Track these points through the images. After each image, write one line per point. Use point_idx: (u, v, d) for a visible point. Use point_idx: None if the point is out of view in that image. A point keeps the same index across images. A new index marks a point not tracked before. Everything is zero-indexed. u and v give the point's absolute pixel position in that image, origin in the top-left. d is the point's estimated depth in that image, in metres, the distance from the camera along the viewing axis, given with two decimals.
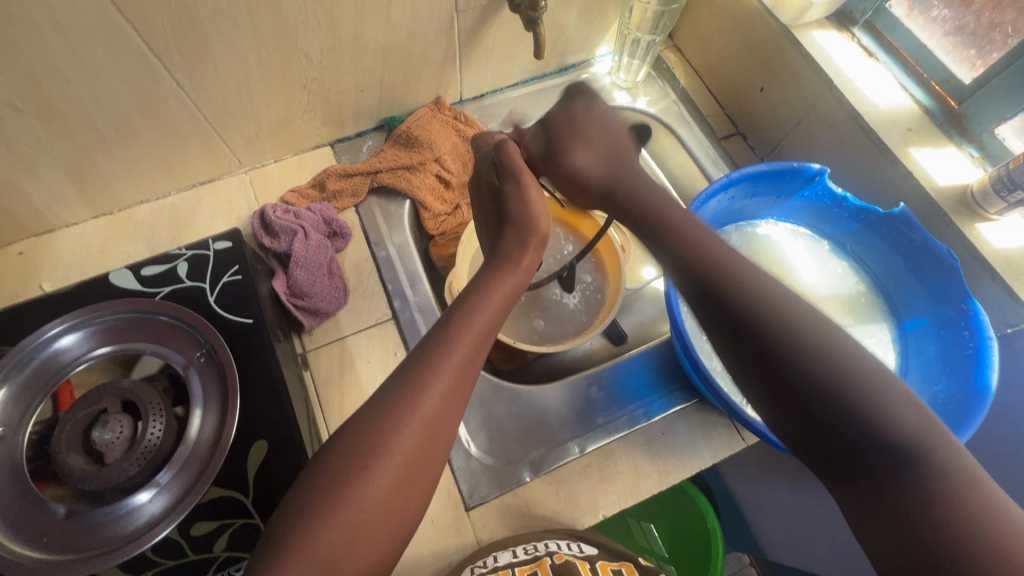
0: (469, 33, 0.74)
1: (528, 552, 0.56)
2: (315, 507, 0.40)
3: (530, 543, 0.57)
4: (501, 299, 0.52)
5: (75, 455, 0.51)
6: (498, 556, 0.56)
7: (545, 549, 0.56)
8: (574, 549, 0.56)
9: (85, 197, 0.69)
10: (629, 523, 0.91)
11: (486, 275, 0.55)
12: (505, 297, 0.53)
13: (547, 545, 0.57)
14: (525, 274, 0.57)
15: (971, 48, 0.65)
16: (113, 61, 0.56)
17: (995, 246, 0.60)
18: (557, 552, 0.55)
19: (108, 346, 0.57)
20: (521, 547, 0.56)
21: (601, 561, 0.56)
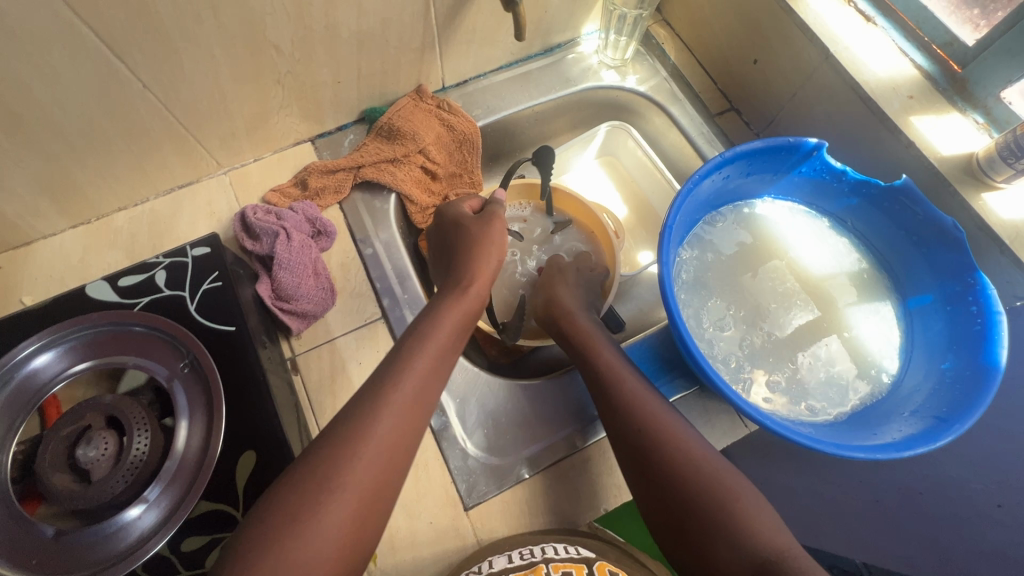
0: (447, 16, 0.70)
1: (524, 557, 0.55)
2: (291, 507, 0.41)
3: (526, 546, 0.55)
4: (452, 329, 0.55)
5: (60, 474, 0.50)
6: (494, 561, 0.54)
7: (542, 553, 0.55)
8: (569, 553, 0.55)
9: (60, 206, 0.68)
10: None
11: (436, 304, 0.57)
12: (454, 326, 0.55)
13: (544, 549, 0.55)
14: (474, 300, 0.58)
15: (975, 7, 0.61)
16: (71, 64, 0.53)
17: (1003, 217, 0.58)
18: (553, 558, 0.54)
19: (87, 362, 0.55)
20: (517, 552, 0.55)
21: (597, 564, 0.54)
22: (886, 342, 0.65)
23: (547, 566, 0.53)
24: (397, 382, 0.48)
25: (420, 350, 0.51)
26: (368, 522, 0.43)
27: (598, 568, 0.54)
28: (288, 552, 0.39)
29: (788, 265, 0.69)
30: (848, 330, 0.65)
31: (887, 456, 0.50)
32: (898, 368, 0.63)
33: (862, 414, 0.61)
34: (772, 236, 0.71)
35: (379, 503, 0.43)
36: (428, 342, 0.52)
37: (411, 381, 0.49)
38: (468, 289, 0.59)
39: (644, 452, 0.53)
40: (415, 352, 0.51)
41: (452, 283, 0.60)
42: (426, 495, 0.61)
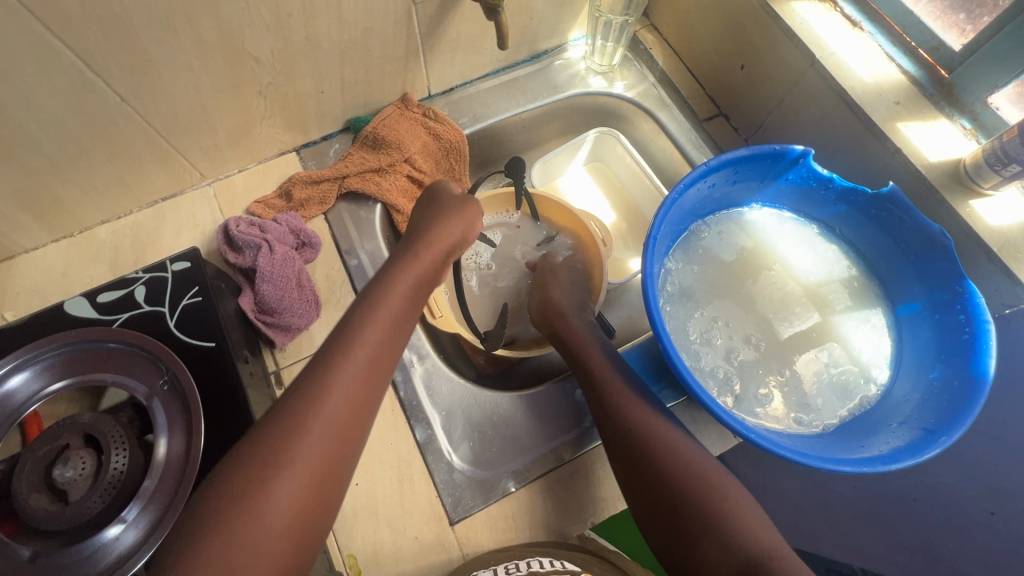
0: (430, 24, 0.70)
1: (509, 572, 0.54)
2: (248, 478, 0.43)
3: (512, 561, 0.55)
4: (401, 297, 0.54)
5: (36, 495, 0.49)
6: None
7: (527, 568, 0.54)
8: (554, 567, 0.54)
9: (41, 220, 0.67)
10: None
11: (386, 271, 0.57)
12: (404, 292, 0.55)
13: (529, 563, 0.54)
14: (424, 269, 0.58)
15: (961, 12, 0.60)
16: (47, 79, 0.53)
17: (991, 224, 0.57)
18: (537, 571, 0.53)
19: (63, 381, 0.54)
20: (501, 567, 0.54)
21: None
22: (875, 351, 0.64)
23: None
24: (337, 364, 0.48)
25: (363, 330, 0.50)
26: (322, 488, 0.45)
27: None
28: (243, 523, 0.41)
29: (776, 273, 0.69)
30: (837, 339, 0.65)
31: (873, 469, 0.50)
32: (887, 377, 0.62)
33: (851, 424, 0.60)
34: (759, 245, 0.70)
35: (327, 488, 0.45)
36: (372, 319, 0.51)
37: (354, 365, 0.48)
38: (418, 257, 0.58)
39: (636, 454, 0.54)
40: (358, 335, 0.50)
41: (402, 251, 0.59)
42: (410, 509, 0.60)
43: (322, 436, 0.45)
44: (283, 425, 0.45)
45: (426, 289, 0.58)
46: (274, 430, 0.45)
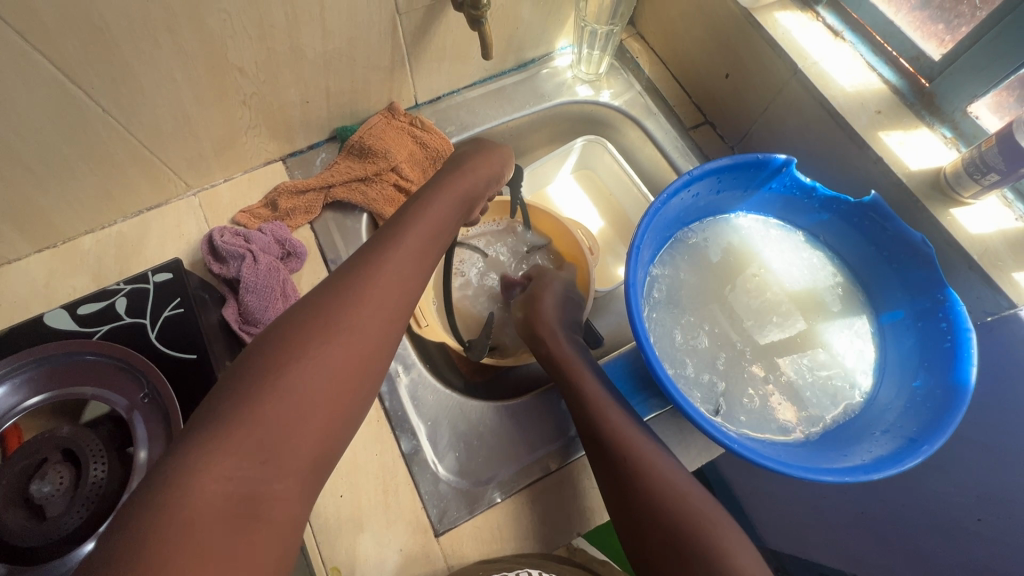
0: (415, 34, 0.70)
1: None
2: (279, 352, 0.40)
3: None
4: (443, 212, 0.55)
5: (14, 511, 0.49)
6: None
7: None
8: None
9: (23, 231, 0.66)
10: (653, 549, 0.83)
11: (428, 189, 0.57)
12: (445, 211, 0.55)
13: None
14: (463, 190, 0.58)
15: (940, 23, 0.60)
16: (26, 91, 0.53)
17: (971, 232, 0.58)
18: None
19: (41, 394, 0.54)
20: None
21: None
22: (859, 358, 0.64)
23: None
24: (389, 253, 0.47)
25: (404, 232, 0.50)
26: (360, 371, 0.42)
27: None
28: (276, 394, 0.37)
29: (761, 280, 0.69)
30: (822, 346, 0.65)
31: (855, 478, 0.49)
32: (871, 384, 0.62)
33: (835, 433, 0.60)
34: (746, 252, 0.70)
35: (367, 364, 0.42)
36: (408, 229, 0.50)
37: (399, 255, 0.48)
38: (460, 178, 0.58)
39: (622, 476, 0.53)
40: (399, 234, 0.49)
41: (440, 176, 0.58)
42: (394, 521, 0.60)
43: (367, 306, 0.43)
44: (316, 312, 0.42)
45: (459, 213, 0.58)
46: (309, 314, 0.42)
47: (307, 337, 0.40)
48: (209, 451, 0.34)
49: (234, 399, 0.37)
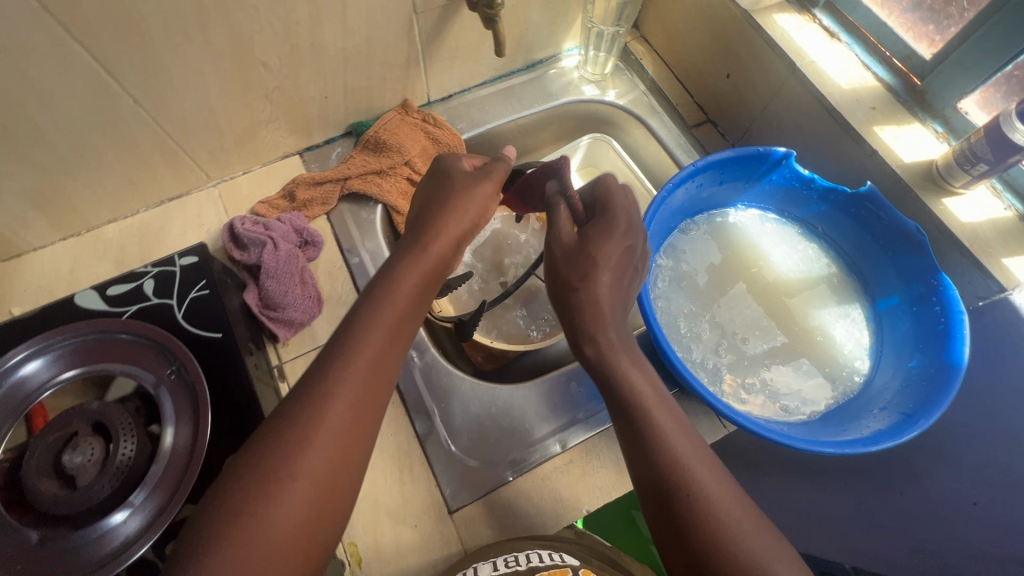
0: (430, 33, 0.73)
1: (509, 565, 0.55)
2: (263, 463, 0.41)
3: (510, 554, 0.56)
4: (408, 294, 0.51)
5: (46, 481, 0.51)
6: (479, 568, 0.55)
7: (526, 562, 0.55)
8: (552, 560, 0.56)
9: (51, 219, 0.69)
10: None
11: (392, 264, 0.52)
12: (412, 288, 0.51)
13: (528, 557, 0.56)
14: (434, 260, 0.53)
15: (930, 24, 0.64)
16: (63, 81, 0.55)
17: (963, 220, 0.60)
18: (536, 565, 0.55)
19: (74, 369, 0.56)
20: (502, 560, 0.55)
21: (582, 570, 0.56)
22: (856, 343, 0.66)
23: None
24: (351, 356, 0.46)
25: (379, 311, 0.48)
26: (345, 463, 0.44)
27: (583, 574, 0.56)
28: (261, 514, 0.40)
29: (763, 269, 0.71)
30: (821, 331, 0.67)
31: (856, 451, 0.52)
32: (868, 367, 0.65)
33: (835, 413, 0.62)
34: (747, 243, 0.73)
35: (346, 468, 0.44)
36: (384, 307, 0.49)
37: (366, 354, 0.46)
38: (427, 248, 0.53)
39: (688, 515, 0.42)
40: (375, 315, 0.48)
41: (413, 237, 0.55)
42: (409, 498, 0.62)
43: (340, 418, 0.44)
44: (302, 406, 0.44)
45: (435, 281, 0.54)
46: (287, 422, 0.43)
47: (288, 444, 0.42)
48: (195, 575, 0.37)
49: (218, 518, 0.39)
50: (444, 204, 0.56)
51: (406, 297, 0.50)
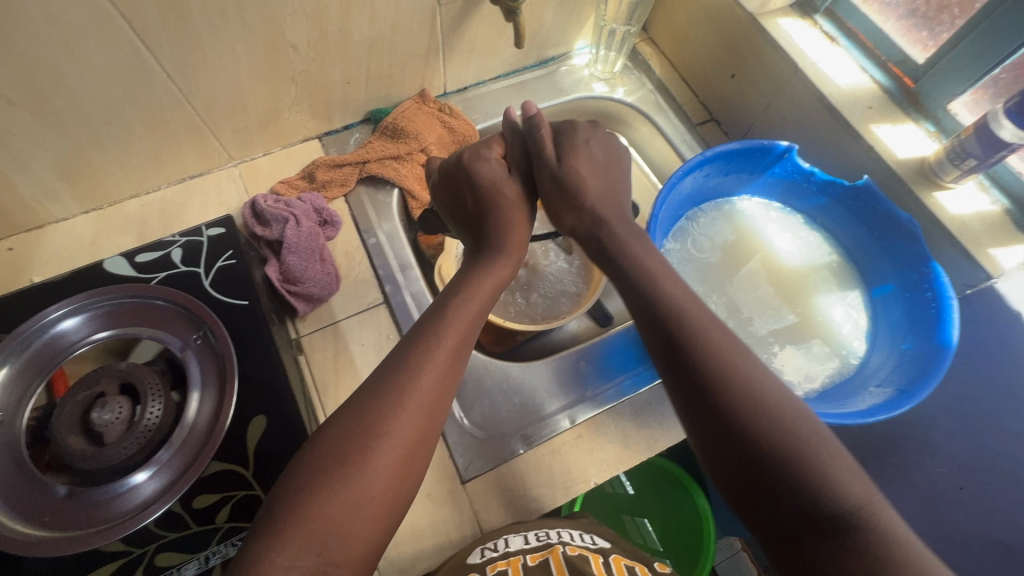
0: (452, 24, 0.76)
1: (539, 539, 0.58)
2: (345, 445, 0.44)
3: (541, 529, 0.59)
4: (488, 288, 0.55)
5: (73, 437, 0.52)
6: (509, 540, 0.58)
7: (557, 537, 0.59)
8: (586, 541, 0.61)
9: (76, 190, 0.70)
10: (625, 518, 1.04)
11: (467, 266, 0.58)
12: (493, 284, 0.56)
13: (560, 534, 0.60)
14: (513, 262, 0.59)
15: (924, 30, 0.69)
16: (102, 51, 0.57)
17: (953, 213, 0.64)
18: (570, 542, 0.60)
19: (106, 331, 0.58)
20: (533, 534, 0.58)
21: (614, 555, 0.60)
22: (854, 326, 0.71)
23: (563, 548, 0.58)
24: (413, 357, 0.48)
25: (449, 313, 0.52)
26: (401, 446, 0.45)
27: (613, 557, 0.60)
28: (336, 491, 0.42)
29: (767, 256, 0.75)
30: (821, 314, 0.71)
31: (855, 422, 0.55)
32: (865, 348, 0.69)
33: (834, 389, 0.66)
34: (753, 231, 0.76)
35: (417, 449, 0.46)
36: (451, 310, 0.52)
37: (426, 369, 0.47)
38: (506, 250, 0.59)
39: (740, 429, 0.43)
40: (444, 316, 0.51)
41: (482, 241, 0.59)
42: None
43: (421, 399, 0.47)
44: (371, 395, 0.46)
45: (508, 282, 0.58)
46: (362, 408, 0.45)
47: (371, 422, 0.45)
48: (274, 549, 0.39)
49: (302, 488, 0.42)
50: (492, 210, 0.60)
51: (470, 317, 0.52)
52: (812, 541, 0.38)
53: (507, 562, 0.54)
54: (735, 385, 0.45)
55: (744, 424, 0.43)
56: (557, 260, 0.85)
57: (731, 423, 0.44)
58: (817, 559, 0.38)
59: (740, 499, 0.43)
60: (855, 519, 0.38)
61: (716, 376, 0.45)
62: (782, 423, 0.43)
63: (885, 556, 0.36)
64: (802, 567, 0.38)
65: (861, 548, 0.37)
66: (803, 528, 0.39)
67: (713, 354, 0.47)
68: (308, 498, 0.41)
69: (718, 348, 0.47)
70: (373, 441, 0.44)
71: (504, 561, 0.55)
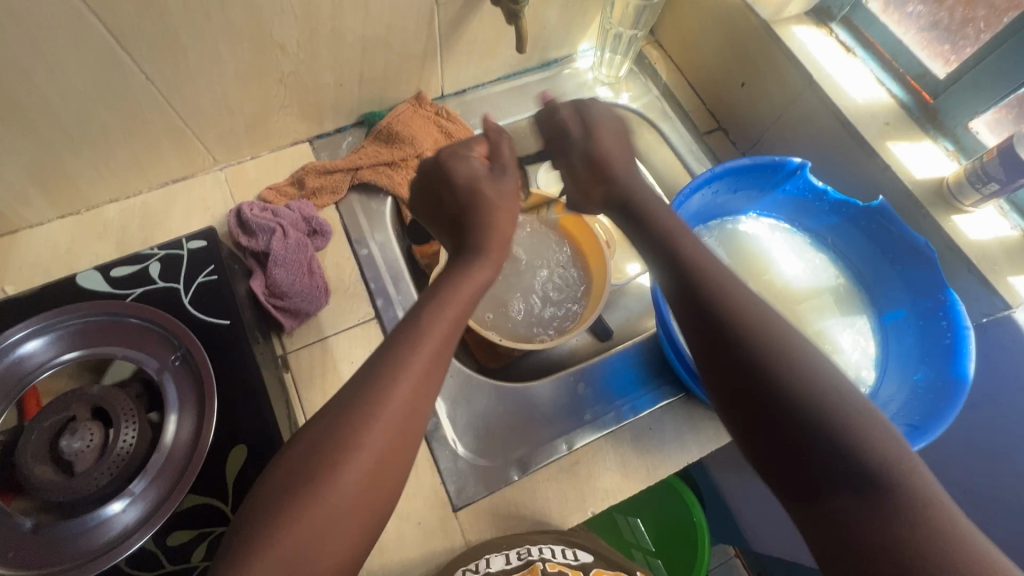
0: (450, 25, 0.72)
1: (520, 557, 0.55)
2: (316, 464, 0.41)
3: (523, 546, 0.56)
4: (473, 296, 0.52)
5: (41, 466, 0.49)
6: (491, 560, 0.55)
7: (539, 553, 0.55)
8: (567, 557, 0.56)
9: (50, 195, 0.66)
10: (617, 518, 0.99)
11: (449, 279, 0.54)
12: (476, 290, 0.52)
13: (541, 550, 0.56)
14: (494, 265, 0.55)
15: (946, 43, 0.66)
16: (75, 53, 0.53)
17: (971, 238, 0.62)
18: (550, 559, 0.55)
19: (76, 351, 0.55)
20: (513, 552, 0.55)
21: (595, 569, 0.57)
22: (863, 353, 0.68)
23: (544, 566, 0.54)
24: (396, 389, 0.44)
25: (427, 328, 0.48)
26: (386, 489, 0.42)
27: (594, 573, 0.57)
28: (306, 510, 0.39)
29: (774, 277, 0.72)
30: (829, 341, 0.69)
31: None
32: (874, 377, 0.67)
33: None
34: (758, 251, 0.74)
35: (391, 467, 0.42)
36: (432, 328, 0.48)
37: (408, 395, 0.44)
38: (486, 260, 0.55)
39: (766, 389, 0.42)
40: (423, 335, 0.48)
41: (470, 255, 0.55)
42: (413, 495, 0.61)
43: (391, 414, 0.43)
44: (343, 415, 0.42)
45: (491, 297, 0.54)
46: (335, 430, 0.42)
47: (339, 442, 0.41)
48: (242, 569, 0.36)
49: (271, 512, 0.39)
50: (482, 224, 0.57)
51: (448, 326, 0.49)
52: (835, 498, 0.38)
53: None
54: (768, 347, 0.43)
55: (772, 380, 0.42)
56: (562, 262, 0.83)
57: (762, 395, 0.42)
58: (837, 515, 0.37)
59: (767, 457, 0.42)
60: (884, 479, 0.37)
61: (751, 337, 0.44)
62: (814, 387, 0.41)
63: (911, 523, 0.35)
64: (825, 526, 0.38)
65: (887, 510, 0.36)
66: (828, 482, 0.38)
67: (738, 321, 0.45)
68: (275, 522, 0.38)
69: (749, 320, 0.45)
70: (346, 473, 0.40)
71: None
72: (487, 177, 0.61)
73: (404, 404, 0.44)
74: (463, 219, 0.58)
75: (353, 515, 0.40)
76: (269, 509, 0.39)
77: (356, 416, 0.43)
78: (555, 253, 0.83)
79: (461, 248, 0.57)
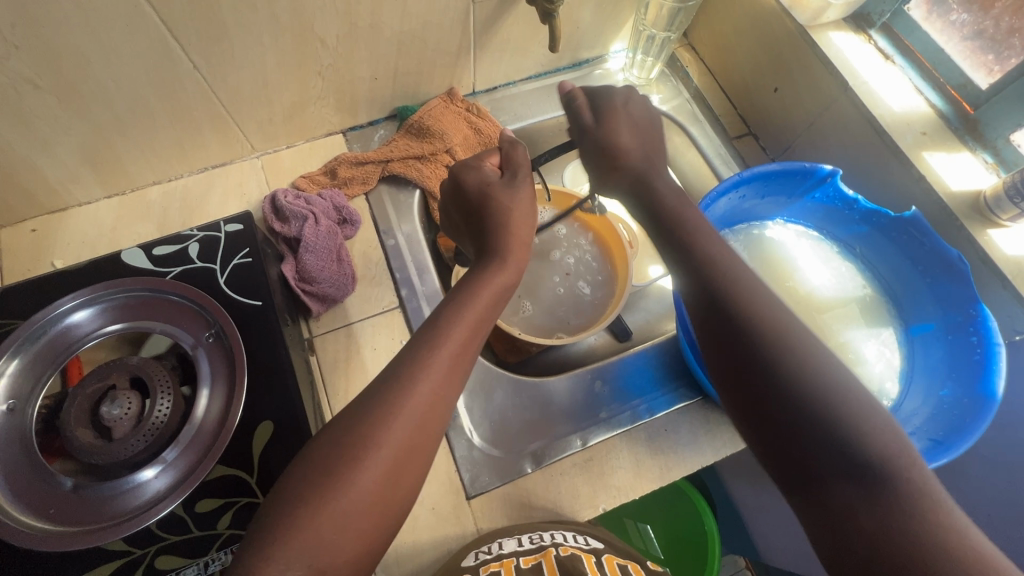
0: (485, 23, 0.73)
1: (533, 542, 0.56)
2: (343, 444, 0.42)
3: (535, 532, 0.57)
4: (495, 291, 0.53)
5: (83, 430, 0.51)
6: (504, 543, 0.56)
7: (551, 540, 0.56)
8: (579, 542, 0.56)
9: (99, 175, 0.70)
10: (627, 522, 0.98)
11: (475, 272, 0.55)
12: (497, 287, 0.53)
13: (553, 536, 0.56)
14: (515, 270, 0.57)
15: (990, 53, 0.64)
16: (130, 40, 0.56)
17: (1007, 253, 0.60)
18: (562, 543, 0.55)
19: (118, 323, 0.58)
20: (526, 536, 0.56)
21: (606, 554, 0.55)
22: (887, 366, 0.67)
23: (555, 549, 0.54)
24: (417, 376, 0.46)
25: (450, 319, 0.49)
26: (403, 471, 0.43)
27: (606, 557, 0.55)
28: (331, 490, 0.41)
29: (798, 286, 0.72)
30: (853, 351, 0.68)
31: None
32: (898, 391, 0.66)
33: None
34: (783, 258, 0.73)
35: (410, 454, 0.44)
36: (455, 323, 0.50)
37: (429, 383, 0.45)
38: (507, 259, 0.56)
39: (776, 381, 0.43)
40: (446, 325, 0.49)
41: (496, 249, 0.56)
42: (428, 481, 0.62)
43: (414, 401, 0.44)
44: (371, 402, 0.44)
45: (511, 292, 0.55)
46: (358, 415, 0.44)
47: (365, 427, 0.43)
48: (270, 549, 0.38)
49: (298, 490, 0.41)
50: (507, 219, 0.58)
51: (469, 320, 0.50)
52: (837, 487, 0.39)
53: (497, 563, 0.52)
54: (782, 337, 0.44)
55: (788, 384, 0.42)
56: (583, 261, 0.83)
57: (776, 390, 0.43)
58: (837, 506, 0.38)
59: (780, 461, 0.42)
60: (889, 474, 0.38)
61: (764, 329, 0.45)
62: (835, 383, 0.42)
63: (913, 514, 0.36)
64: (834, 511, 0.38)
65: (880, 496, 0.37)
66: (833, 475, 0.39)
67: (746, 321, 0.46)
68: (300, 498, 0.40)
69: (768, 319, 0.45)
70: (367, 454, 0.42)
71: (494, 562, 0.53)
72: (515, 174, 0.62)
73: (425, 388, 0.45)
74: (489, 214, 0.59)
75: (371, 497, 0.41)
76: (297, 486, 0.41)
77: (380, 398, 0.44)
78: (574, 255, 0.84)
79: (484, 250, 0.58)
